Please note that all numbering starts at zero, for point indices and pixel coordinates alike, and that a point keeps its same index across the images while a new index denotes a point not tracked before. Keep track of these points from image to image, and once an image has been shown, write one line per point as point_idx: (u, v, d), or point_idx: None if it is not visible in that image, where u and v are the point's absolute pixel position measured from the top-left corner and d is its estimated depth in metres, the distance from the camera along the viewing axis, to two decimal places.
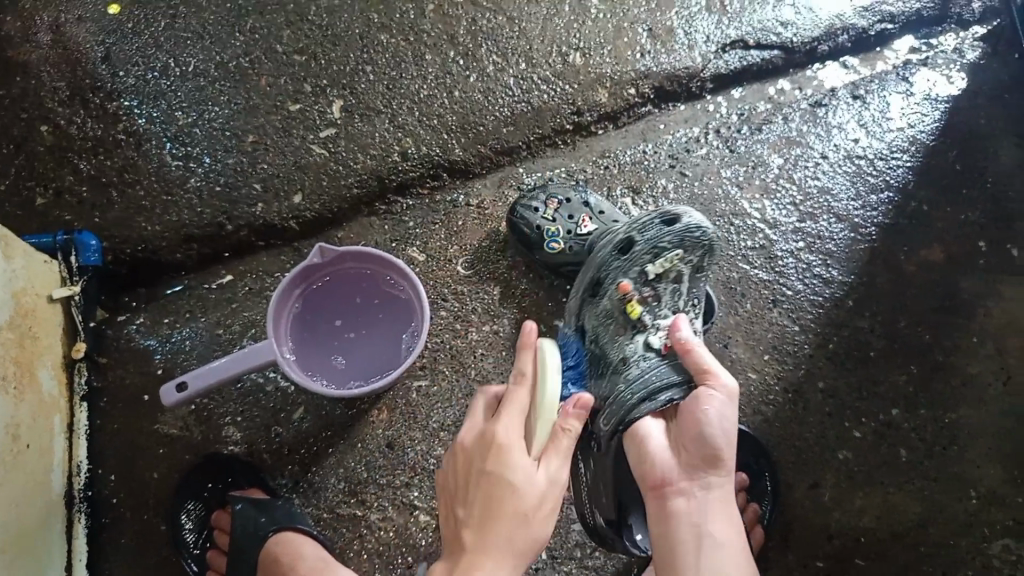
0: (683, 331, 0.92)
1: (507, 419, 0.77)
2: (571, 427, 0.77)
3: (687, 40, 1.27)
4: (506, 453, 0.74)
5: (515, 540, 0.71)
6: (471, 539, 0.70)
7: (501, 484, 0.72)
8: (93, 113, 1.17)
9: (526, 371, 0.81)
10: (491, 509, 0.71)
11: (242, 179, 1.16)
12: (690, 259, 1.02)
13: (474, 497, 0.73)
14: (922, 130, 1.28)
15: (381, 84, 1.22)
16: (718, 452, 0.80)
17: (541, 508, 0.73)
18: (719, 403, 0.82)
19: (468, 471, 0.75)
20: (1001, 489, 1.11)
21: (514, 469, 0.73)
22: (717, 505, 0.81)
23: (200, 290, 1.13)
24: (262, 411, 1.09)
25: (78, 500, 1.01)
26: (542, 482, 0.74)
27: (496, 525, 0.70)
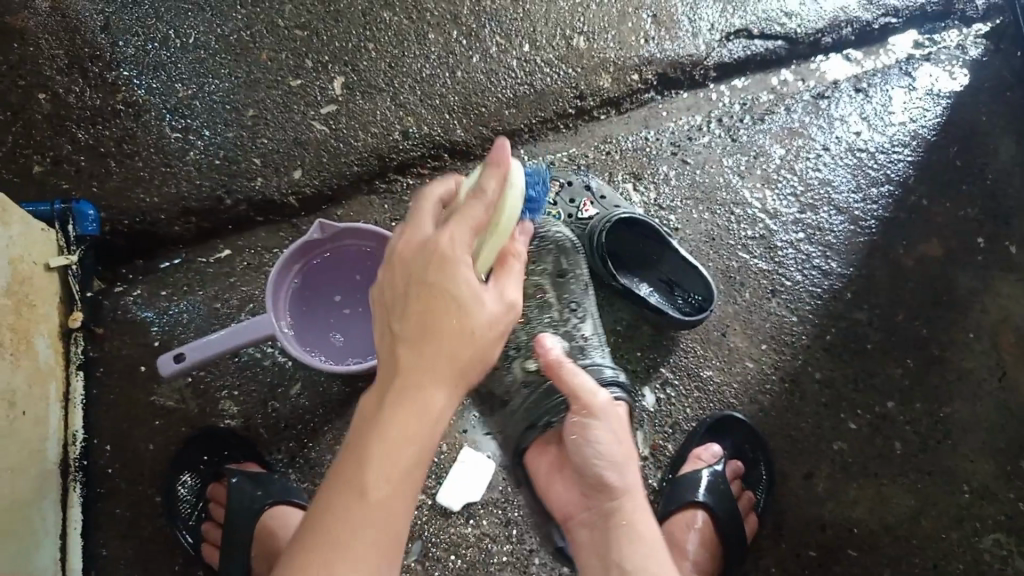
0: (548, 348, 0.88)
1: (456, 227, 0.69)
2: (519, 251, 0.76)
3: (692, 27, 1.26)
4: (451, 263, 0.67)
5: (463, 357, 0.67)
6: (405, 368, 0.65)
7: (446, 296, 0.66)
8: (92, 82, 1.15)
9: (491, 190, 0.70)
10: (431, 331, 0.66)
11: (242, 154, 1.15)
12: (544, 269, 1.06)
13: (415, 303, 0.66)
14: (923, 125, 1.28)
15: (383, 62, 1.21)
16: (602, 479, 0.84)
17: (493, 327, 0.69)
18: (594, 429, 0.84)
19: (409, 274, 0.68)
20: (992, 482, 1.12)
21: (462, 285, 0.67)
22: (615, 531, 0.83)
23: (198, 264, 1.12)
24: (258, 386, 1.08)
25: (72, 470, 1.01)
26: (495, 300, 0.70)
27: (439, 344, 0.66)
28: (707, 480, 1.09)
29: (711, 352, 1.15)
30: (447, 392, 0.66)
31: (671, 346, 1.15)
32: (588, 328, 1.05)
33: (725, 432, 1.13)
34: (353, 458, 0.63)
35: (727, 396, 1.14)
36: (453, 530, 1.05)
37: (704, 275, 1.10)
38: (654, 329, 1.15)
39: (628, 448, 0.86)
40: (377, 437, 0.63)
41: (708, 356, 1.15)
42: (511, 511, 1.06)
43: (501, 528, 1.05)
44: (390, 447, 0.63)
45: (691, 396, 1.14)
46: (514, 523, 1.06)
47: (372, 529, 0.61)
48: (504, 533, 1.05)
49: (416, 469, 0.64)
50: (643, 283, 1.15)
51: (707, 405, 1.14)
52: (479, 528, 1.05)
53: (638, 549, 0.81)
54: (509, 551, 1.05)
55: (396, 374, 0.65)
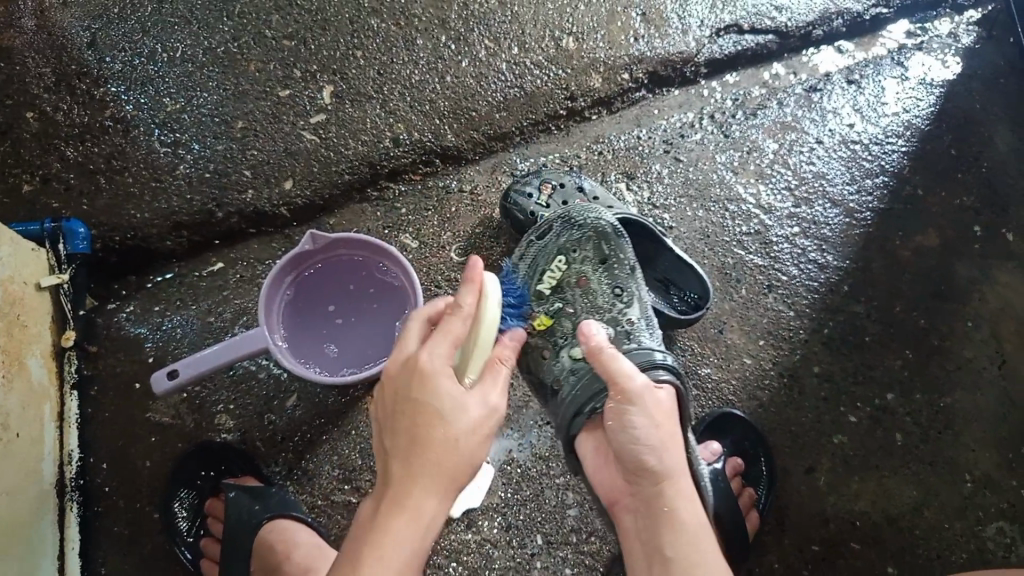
0: (591, 337, 0.86)
1: (436, 341, 0.72)
2: (507, 357, 0.77)
3: (681, 24, 1.26)
4: (431, 381, 0.70)
5: (452, 465, 0.68)
6: (397, 476, 0.67)
7: (430, 416, 0.68)
8: (79, 99, 1.15)
9: (467, 305, 0.74)
10: (419, 443, 0.68)
11: (232, 166, 1.14)
12: (584, 257, 1.04)
13: (404, 423, 0.69)
14: (917, 115, 1.27)
15: (372, 69, 1.21)
16: (640, 463, 0.79)
17: (477, 433, 0.70)
18: (628, 415, 0.80)
19: (397, 394, 0.71)
20: (996, 473, 1.11)
21: (443, 397, 0.69)
22: (658, 517, 0.78)
23: (190, 278, 1.12)
24: (255, 399, 1.08)
25: (70, 488, 1.00)
26: (480, 413, 0.71)
27: (426, 458, 0.67)
28: (709, 478, 1.08)
29: (709, 350, 1.15)
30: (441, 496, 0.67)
31: (669, 345, 1.14)
32: (634, 312, 1.00)
33: (725, 429, 1.13)
34: (345, 567, 0.64)
35: (727, 394, 1.14)
36: (454, 537, 1.04)
37: (699, 272, 1.09)
38: None
39: (672, 431, 0.81)
40: (370, 543, 0.64)
41: (706, 354, 1.14)
42: (511, 517, 1.05)
43: (502, 533, 1.05)
44: (384, 543, 0.64)
45: (691, 394, 1.13)
46: (515, 528, 1.05)
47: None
48: (505, 538, 1.05)
49: (410, 574, 0.65)
50: None
51: (707, 403, 1.13)
52: (480, 533, 1.05)
53: (680, 541, 0.76)
54: (510, 556, 1.04)
55: (387, 492, 0.67)
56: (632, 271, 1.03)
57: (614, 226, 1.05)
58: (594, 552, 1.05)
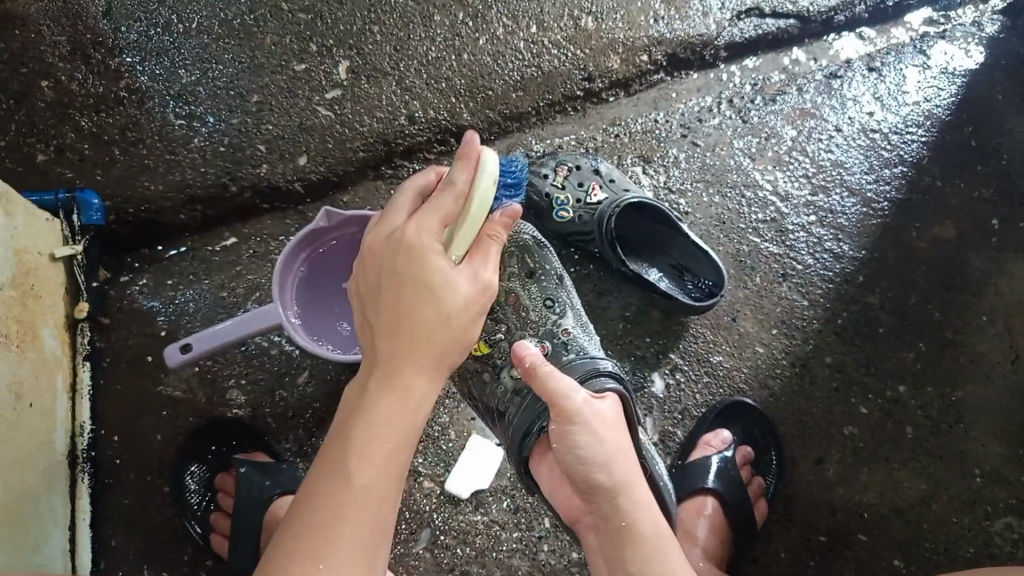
0: (528, 353, 0.80)
1: (426, 214, 0.70)
2: (498, 230, 0.73)
3: (702, 7, 1.24)
4: (422, 254, 0.69)
5: (443, 344, 0.69)
6: (383, 358, 0.67)
7: (420, 288, 0.68)
8: (95, 69, 1.14)
9: (461, 181, 0.71)
10: (408, 312, 0.68)
11: (247, 140, 1.14)
12: (511, 271, 1.00)
13: (388, 301, 0.69)
14: (938, 105, 1.26)
15: (388, 45, 1.19)
16: (594, 482, 0.79)
17: (467, 310, 0.70)
18: (574, 436, 0.78)
19: (384, 273, 0.70)
20: (1005, 467, 1.11)
21: (433, 270, 0.69)
22: (618, 533, 0.79)
23: (203, 252, 1.12)
24: (266, 375, 1.08)
25: (80, 460, 1.00)
26: (468, 290, 0.70)
27: (413, 333, 0.67)
28: (718, 467, 1.08)
29: (721, 337, 1.14)
30: (429, 384, 0.68)
31: (681, 332, 1.14)
32: (569, 321, 0.99)
33: (736, 418, 1.12)
34: (336, 445, 0.65)
35: (738, 382, 1.13)
36: (462, 517, 1.05)
37: (715, 260, 1.08)
38: (664, 314, 1.14)
39: (618, 440, 0.81)
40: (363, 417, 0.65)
41: (718, 342, 1.14)
42: (520, 499, 1.06)
43: (510, 515, 1.05)
44: (376, 425, 0.65)
45: (701, 381, 1.13)
46: (523, 510, 1.05)
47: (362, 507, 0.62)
48: (513, 520, 1.05)
49: (404, 450, 0.66)
50: (653, 269, 1.14)
51: (719, 390, 1.13)
52: (488, 514, 1.05)
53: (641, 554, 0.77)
54: (517, 538, 1.05)
55: (376, 369, 0.68)
56: (560, 281, 1.02)
57: (534, 238, 1.03)
58: None
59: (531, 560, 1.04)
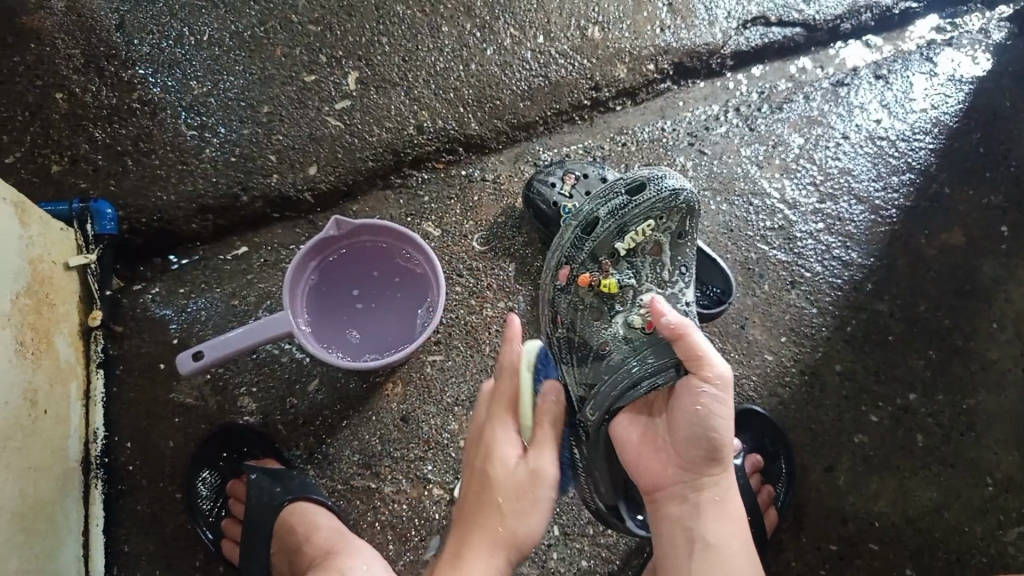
0: (670, 312, 0.83)
1: (493, 404, 0.83)
2: (548, 410, 0.83)
3: (708, 16, 1.25)
4: (490, 454, 0.81)
5: (502, 525, 0.78)
6: (459, 535, 0.79)
7: (483, 484, 0.80)
8: (108, 81, 1.16)
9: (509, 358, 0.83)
10: (475, 506, 0.79)
11: (257, 150, 1.15)
12: (669, 226, 0.99)
13: (465, 499, 0.81)
14: (945, 112, 1.26)
15: (397, 56, 1.21)
16: (710, 454, 0.80)
17: (522, 495, 0.79)
18: (710, 411, 0.79)
19: (470, 464, 0.84)
20: (1017, 474, 1.11)
21: (495, 462, 0.80)
22: (707, 508, 0.82)
23: (214, 261, 1.13)
24: (276, 383, 1.09)
25: (94, 466, 1.02)
26: (522, 476, 0.79)
27: (478, 521, 0.78)
28: None
29: (730, 344, 1.14)
30: (492, 553, 0.77)
31: None
32: (691, 293, 0.99)
33: (746, 427, 1.13)
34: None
35: (747, 389, 1.13)
36: None
37: (723, 267, 1.11)
38: None
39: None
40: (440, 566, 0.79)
41: (727, 349, 1.14)
42: None
43: None
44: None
45: None
46: None
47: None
48: None
49: None
50: None
51: None
52: None
53: (727, 526, 0.82)
54: None
55: (452, 542, 0.80)
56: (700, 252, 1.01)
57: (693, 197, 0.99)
58: (610, 544, 1.06)
59: (541, 567, 1.05)
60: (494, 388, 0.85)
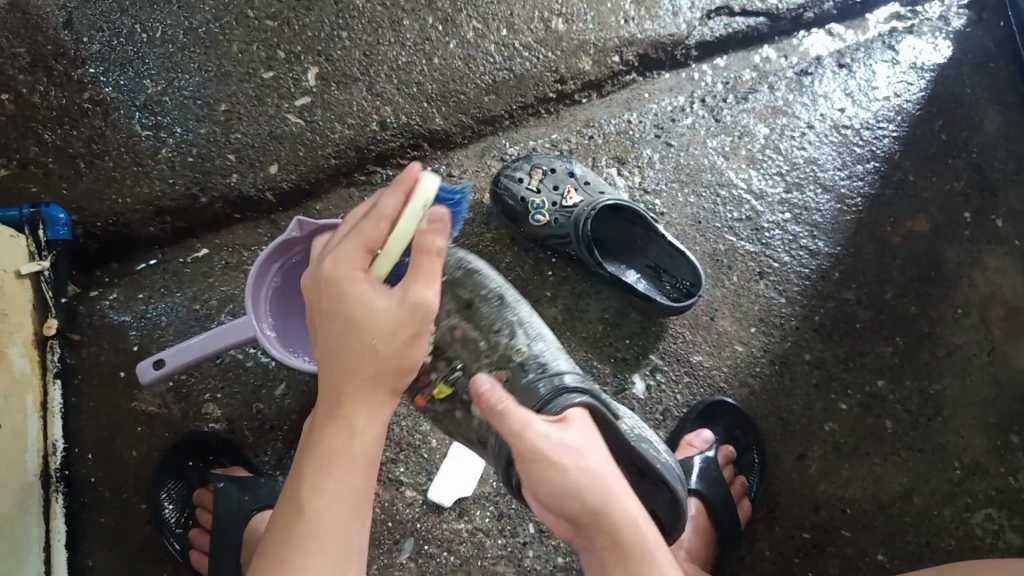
0: (485, 389, 0.74)
1: (347, 249, 0.69)
2: (435, 245, 0.68)
3: (672, 6, 1.24)
4: (343, 292, 0.69)
5: (379, 370, 0.69)
6: (331, 397, 0.70)
7: (351, 334, 0.68)
8: (57, 81, 1.12)
9: (388, 206, 0.69)
10: (338, 346, 0.69)
11: (216, 150, 1.12)
12: (454, 310, 0.92)
13: (324, 336, 0.70)
14: (909, 99, 1.27)
15: (358, 50, 1.18)
16: (568, 512, 0.72)
17: (398, 330, 0.69)
18: (542, 472, 0.71)
19: (315, 308, 0.70)
20: (984, 458, 1.12)
21: (357, 306, 0.68)
22: (606, 554, 0.72)
23: (175, 264, 1.10)
24: (242, 388, 1.06)
25: (54, 480, 0.99)
26: (395, 308, 0.69)
27: (350, 360, 0.69)
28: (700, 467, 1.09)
29: (700, 337, 1.14)
30: (376, 416, 0.70)
31: (660, 332, 1.14)
32: (523, 341, 0.93)
33: (716, 418, 1.12)
34: (292, 490, 0.68)
35: (718, 381, 1.13)
36: (445, 526, 1.04)
37: (691, 259, 1.08)
38: (642, 315, 1.14)
39: (601, 466, 0.74)
40: (320, 448, 0.68)
41: (698, 342, 1.14)
42: (503, 505, 1.05)
43: (494, 522, 1.04)
44: (328, 464, 0.68)
45: (682, 381, 1.13)
46: (507, 516, 1.05)
47: (323, 535, 0.66)
48: (497, 527, 1.04)
49: (352, 476, 0.68)
50: (630, 270, 1.14)
51: (698, 390, 1.13)
52: (472, 522, 1.04)
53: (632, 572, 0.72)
54: (502, 545, 1.04)
55: (325, 396, 0.71)
56: (502, 301, 0.94)
57: (462, 264, 0.95)
58: None
59: (517, 566, 1.03)
60: (361, 240, 0.69)
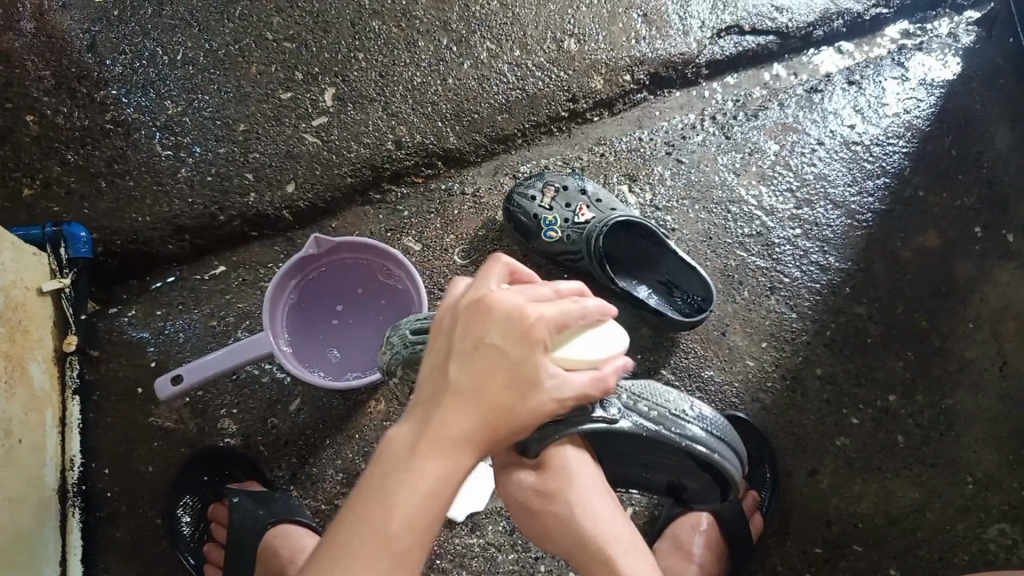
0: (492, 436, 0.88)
1: (558, 315, 0.69)
2: (615, 378, 0.72)
3: (683, 25, 1.26)
4: (534, 344, 0.67)
5: (512, 422, 0.67)
6: (439, 431, 0.66)
7: (518, 393, 0.67)
8: (80, 102, 1.15)
9: (590, 305, 0.72)
10: (484, 389, 0.67)
11: (234, 169, 1.14)
12: None
13: (477, 370, 0.67)
14: (919, 116, 1.27)
15: (373, 71, 1.20)
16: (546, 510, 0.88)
17: (553, 403, 0.69)
18: (521, 490, 0.83)
19: (476, 340, 0.67)
20: (998, 473, 1.12)
21: (539, 371, 0.68)
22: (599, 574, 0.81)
23: (193, 281, 1.12)
24: (258, 403, 1.08)
25: (71, 495, 1.00)
26: (563, 392, 0.69)
27: (497, 406, 0.67)
28: None
29: (712, 352, 1.15)
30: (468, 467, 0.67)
31: (672, 347, 1.14)
32: None
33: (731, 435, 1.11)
34: (369, 516, 0.64)
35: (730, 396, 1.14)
36: (458, 540, 1.05)
37: (704, 277, 1.09)
38: (654, 330, 1.15)
39: (584, 480, 0.84)
40: (406, 484, 0.64)
41: (709, 357, 1.15)
42: (515, 520, 1.05)
43: (506, 536, 1.05)
44: (417, 504, 0.64)
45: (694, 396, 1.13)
46: (519, 531, 1.05)
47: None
48: (509, 541, 1.05)
49: (434, 523, 0.66)
50: (642, 286, 1.15)
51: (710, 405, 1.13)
52: (484, 536, 1.05)
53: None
54: (514, 559, 1.04)
55: (433, 428, 0.66)
56: None
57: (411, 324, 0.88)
58: None
59: None
60: (561, 315, 0.69)
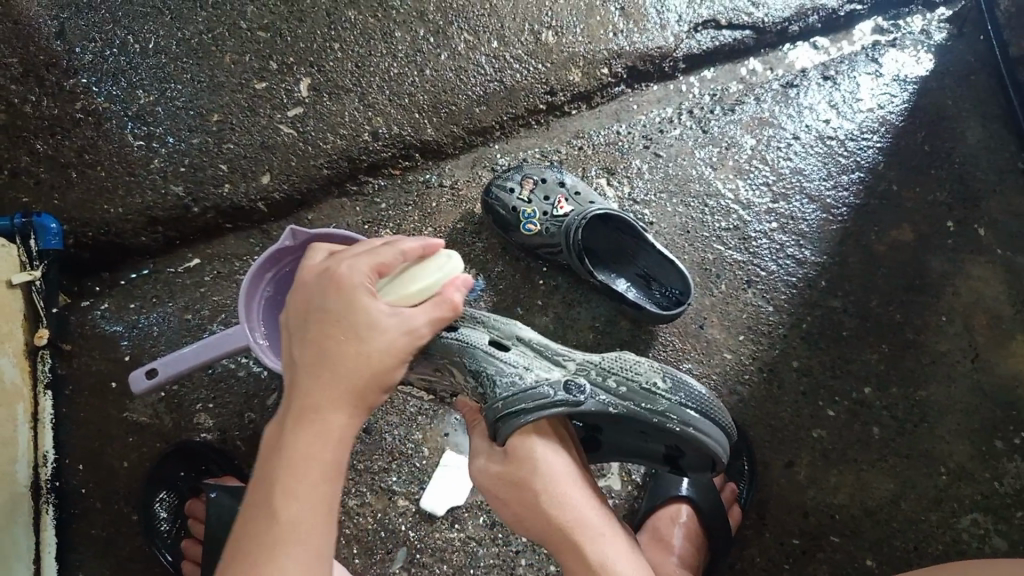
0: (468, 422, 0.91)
1: (361, 260, 0.77)
2: (457, 299, 0.78)
3: (660, 19, 1.26)
4: (351, 294, 0.74)
5: (350, 379, 0.72)
6: (300, 396, 0.71)
7: (332, 343, 0.72)
8: (49, 91, 1.12)
9: (407, 247, 0.80)
10: (316, 354, 0.72)
11: (208, 159, 1.12)
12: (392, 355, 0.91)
13: (313, 335, 0.73)
14: (892, 111, 1.29)
15: (350, 61, 1.19)
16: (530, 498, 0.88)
17: (384, 359, 0.73)
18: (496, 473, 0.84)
19: (310, 302, 0.75)
20: (970, 463, 1.13)
21: (360, 321, 0.73)
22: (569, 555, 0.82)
23: (167, 274, 1.10)
24: (234, 397, 1.06)
25: (44, 491, 0.98)
26: (397, 334, 0.74)
27: (333, 367, 0.71)
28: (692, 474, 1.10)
29: (690, 345, 1.15)
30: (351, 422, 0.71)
31: (650, 340, 1.15)
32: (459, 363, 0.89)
33: None
34: (266, 485, 0.68)
35: (708, 388, 1.14)
36: (438, 534, 1.04)
37: (682, 269, 1.08)
38: (633, 323, 1.15)
39: (554, 468, 0.83)
40: (290, 446, 0.69)
41: (687, 349, 1.15)
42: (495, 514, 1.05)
43: (487, 530, 1.05)
44: (299, 465, 0.68)
45: None
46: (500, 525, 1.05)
47: (282, 542, 0.65)
48: (489, 535, 1.04)
49: (328, 483, 0.69)
50: (620, 278, 1.16)
51: None
52: (465, 530, 1.04)
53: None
54: (495, 553, 1.04)
55: (299, 397, 0.71)
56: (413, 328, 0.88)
57: None
58: None
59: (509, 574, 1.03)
60: (375, 263, 0.77)
